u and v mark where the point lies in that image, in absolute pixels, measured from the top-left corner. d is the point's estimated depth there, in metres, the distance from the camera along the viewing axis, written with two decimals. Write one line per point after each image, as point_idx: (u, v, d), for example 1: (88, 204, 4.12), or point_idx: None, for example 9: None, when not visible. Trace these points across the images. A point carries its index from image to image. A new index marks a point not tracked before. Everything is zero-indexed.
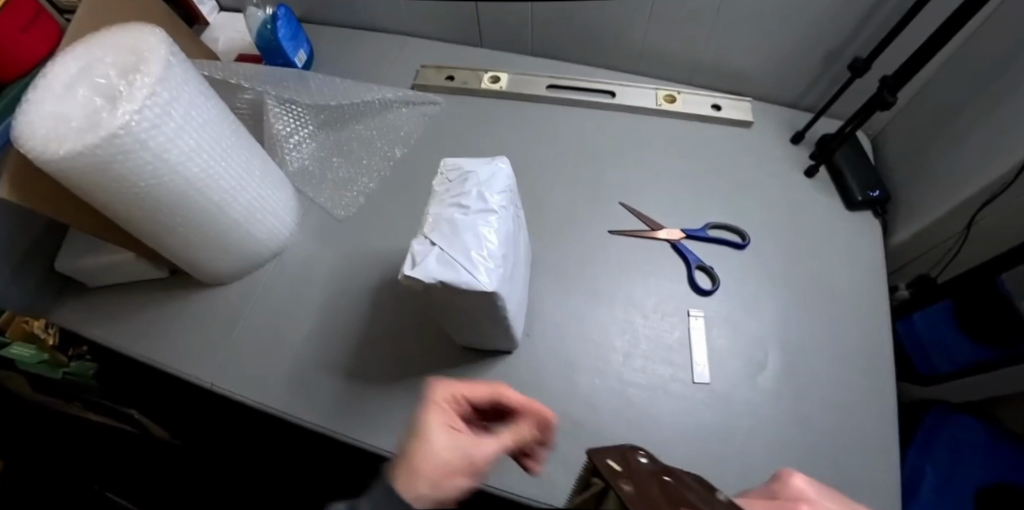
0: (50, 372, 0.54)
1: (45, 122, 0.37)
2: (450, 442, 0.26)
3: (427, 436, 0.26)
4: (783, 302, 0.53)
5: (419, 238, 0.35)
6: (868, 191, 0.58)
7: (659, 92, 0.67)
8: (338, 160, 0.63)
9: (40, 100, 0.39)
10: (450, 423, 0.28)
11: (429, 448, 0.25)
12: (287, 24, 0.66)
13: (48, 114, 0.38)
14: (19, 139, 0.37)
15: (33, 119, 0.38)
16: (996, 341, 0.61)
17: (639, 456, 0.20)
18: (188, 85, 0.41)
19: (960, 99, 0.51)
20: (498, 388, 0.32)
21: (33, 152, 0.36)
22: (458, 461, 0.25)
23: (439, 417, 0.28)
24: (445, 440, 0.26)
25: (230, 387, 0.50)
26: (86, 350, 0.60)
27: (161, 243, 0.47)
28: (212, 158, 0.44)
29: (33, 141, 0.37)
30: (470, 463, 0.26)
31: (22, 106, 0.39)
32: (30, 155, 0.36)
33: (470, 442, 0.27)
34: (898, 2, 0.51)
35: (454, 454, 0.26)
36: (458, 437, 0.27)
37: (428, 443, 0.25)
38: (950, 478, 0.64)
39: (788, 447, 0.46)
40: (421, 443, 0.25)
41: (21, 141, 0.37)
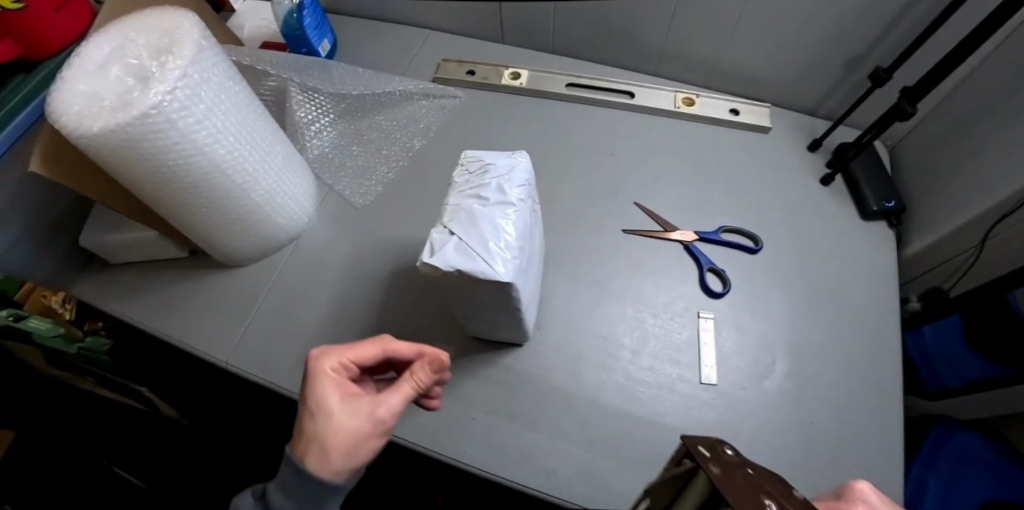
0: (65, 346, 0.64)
1: (80, 99, 0.39)
2: (347, 410, 0.33)
3: (324, 411, 0.32)
4: (793, 308, 0.54)
5: (438, 227, 0.36)
6: (883, 201, 0.58)
7: (677, 94, 0.67)
8: (357, 149, 0.64)
9: (76, 78, 0.40)
10: (347, 391, 0.34)
11: (331, 419, 0.32)
12: (313, 13, 0.67)
13: (83, 92, 0.39)
14: (53, 115, 0.38)
15: (68, 95, 0.39)
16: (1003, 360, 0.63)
17: (726, 449, 0.22)
18: (218, 69, 0.42)
19: (981, 112, 0.51)
20: (385, 347, 0.38)
21: (67, 128, 0.38)
22: (360, 424, 0.32)
23: (331, 388, 0.34)
24: (340, 409, 0.33)
25: (244, 366, 0.51)
26: (100, 325, 0.72)
27: (183, 222, 0.48)
28: (239, 141, 0.45)
29: (68, 117, 0.38)
30: (372, 421, 0.33)
31: (57, 83, 0.40)
32: (64, 131, 0.38)
33: (368, 403, 0.33)
34: (921, 14, 0.51)
35: (353, 419, 0.32)
36: (355, 402, 0.33)
37: (326, 416, 0.32)
38: (951, 494, 0.64)
39: (792, 450, 0.46)
40: (322, 419, 0.32)
41: (56, 117, 0.38)
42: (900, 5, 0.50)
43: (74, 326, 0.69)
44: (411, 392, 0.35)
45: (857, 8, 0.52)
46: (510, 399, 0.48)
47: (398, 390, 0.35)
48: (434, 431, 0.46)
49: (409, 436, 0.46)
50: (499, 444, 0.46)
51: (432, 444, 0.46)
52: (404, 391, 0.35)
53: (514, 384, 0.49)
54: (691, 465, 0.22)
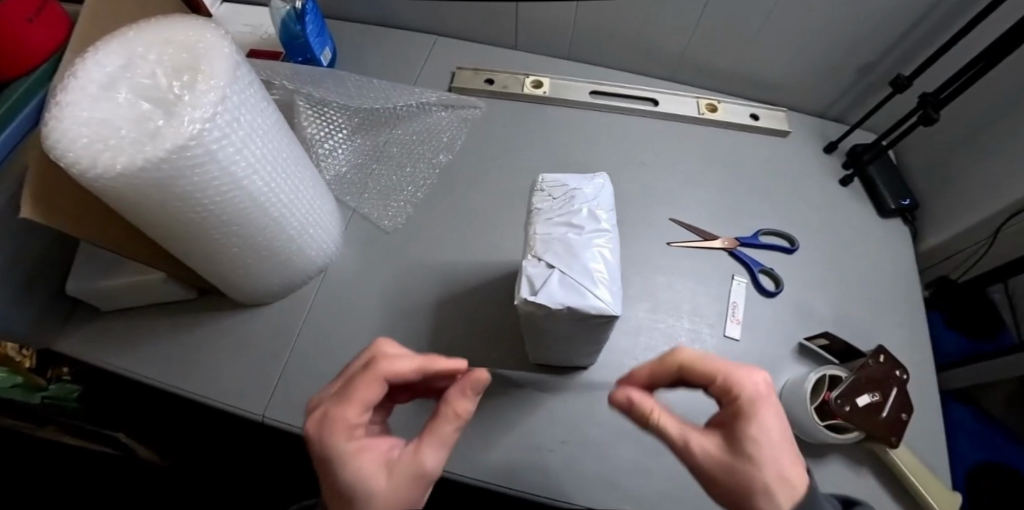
0: (27, 397, 0.52)
1: (86, 130, 0.30)
2: (375, 459, 0.30)
3: (342, 460, 0.29)
4: (836, 308, 0.55)
5: (531, 260, 0.34)
6: (899, 200, 0.61)
7: (700, 100, 0.67)
8: (377, 167, 0.60)
9: (75, 104, 0.31)
10: (355, 430, 0.30)
11: (357, 477, 0.29)
12: (315, 19, 0.61)
13: (87, 118, 0.31)
14: (51, 150, 0.30)
15: (69, 125, 0.30)
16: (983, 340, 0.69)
17: (887, 383, 0.46)
18: (252, 88, 0.36)
19: (990, 116, 0.55)
20: (376, 370, 0.31)
21: (70, 166, 0.29)
22: (405, 482, 0.29)
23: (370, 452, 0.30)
24: (388, 479, 0.29)
25: (286, 416, 0.46)
26: (66, 370, 0.56)
27: (204, 262, 0.42)
28: (273, 170, 0.39)
29: (68, 152, 0.30)
30: (422, 478, 0.30)
31: (47, 110, 0.31)
32: (66, 170, 0.30)
33: (405, 459, 0.30)
34: (935, 25, 0.54)
35: (392, 479, 0.29)
36: (370, 443, 0.30)
37: (370, 479, 0.29)
38: (955, 463, 0.64)
39: (856, 448, 0.48)
40: (342, 470, 0.29)
41: (54, 152, 0.30)
42: (919, 15, 0.53)
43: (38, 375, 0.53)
44: (449, 442, 0.31)
45: (880, 16, 0.54)
46: (584, 425, 0.46)
47: (437, 442, 0.30)
48: (508, 467, 0.44)
49: (482, 477, 0.43)
50: (580, 475, 0.44)
51: (512, 483, 0.43)
52: (445, 443, 0.30)
53: (585, 409, 0.47)
54: (878, 365, 0.47)
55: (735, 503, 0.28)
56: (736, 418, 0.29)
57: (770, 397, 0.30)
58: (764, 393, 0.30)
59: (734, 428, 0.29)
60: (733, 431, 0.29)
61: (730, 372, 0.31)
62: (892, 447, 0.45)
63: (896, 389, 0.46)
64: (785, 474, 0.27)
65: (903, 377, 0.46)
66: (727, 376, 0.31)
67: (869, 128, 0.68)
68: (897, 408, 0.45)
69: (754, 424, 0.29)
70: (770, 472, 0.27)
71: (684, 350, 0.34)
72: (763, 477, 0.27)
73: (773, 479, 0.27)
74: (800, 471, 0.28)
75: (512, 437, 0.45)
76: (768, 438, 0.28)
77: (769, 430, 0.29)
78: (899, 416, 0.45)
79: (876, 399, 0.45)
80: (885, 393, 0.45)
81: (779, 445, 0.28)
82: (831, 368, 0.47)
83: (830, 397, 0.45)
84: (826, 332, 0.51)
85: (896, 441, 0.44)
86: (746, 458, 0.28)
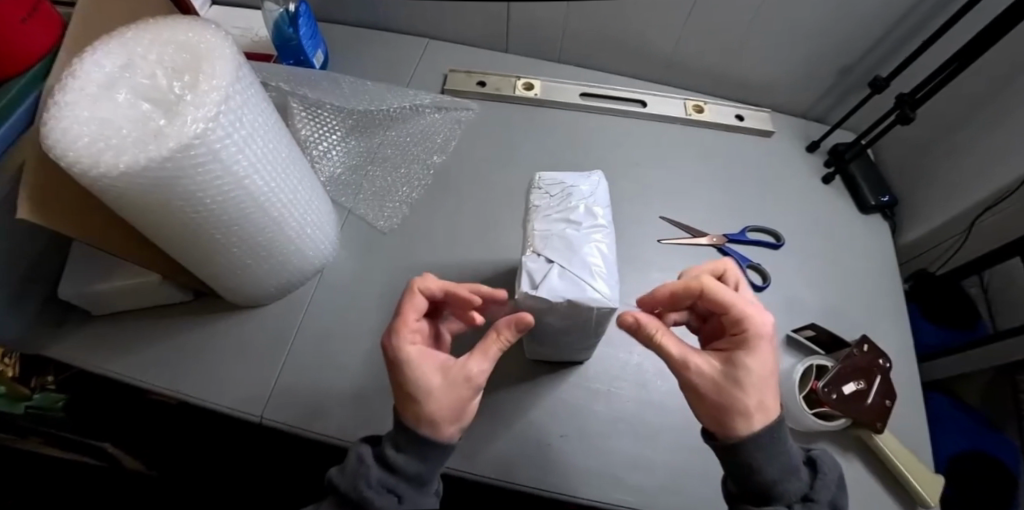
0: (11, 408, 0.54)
1: (86, 129, 0.30)
2: (432, 363, 0.31)
3: (402, 359, 0.31)
4: (822, 301, 0.57)
5: (531, 255, 0.35)
6: (879, 197, 0.63)
7: (687, 102, 0.69)
8: (372, 169, 0.61)
9: (73, 103, 0.31)
10: (410, 334, 0.32)
11: (418, 376, 0.30)
12: (308, 22, 0.61)
13: (86, 118, 0.31)
14: (49, 150, 0.29)
15: (67, 125, 0.30)
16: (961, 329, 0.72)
17: (871, 371, 0.48)
18: (252, 89, 0.36)
19: (964, 113, 0.58)
20: (411, 287, 0.35)
21: (69, 165, 0.29)
22: (457, 384, 0.30)
23: (427, 363, 0.31)
24: (443, 380, 0.30)
25: (285, 417, 0.45)
26: (51, 379, 0.57)
27: (203, 263, 0.42)
28: (273, 170, 0.39)
29: (67, 151, 0.29)
30: (471, 384, 0.30)
31: (45, 110, 0.31)
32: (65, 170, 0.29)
33: (455, 365, 0.31)
34: (911, 28, 0.56)
35: (447, 381, 0.30)
36: (426, 348, 0.32)
37: (428, 378, 0.30)
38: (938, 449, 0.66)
39: (844, 436, 0.49)
40: (404, 368, 0.30)
41: (53, 152, 0.29)
42: (895, 19, 0.56)
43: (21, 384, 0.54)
44: (497, 353, 0.32)
45: (857, 20, 0.57)
46: (582, 419, 0.47)
47: (483, 353, 0.31)
48: (509, 462, 0.44)
49: (482, 472, 0.44)
50: (579, 468, 0.44)
51: (511, 477, 0.44)
52: (491, 355, 0.31)
53: (583, 403, 0.48)
54: (864, 355, 0.49)
55: (715, 414, 0.31)
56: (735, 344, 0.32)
57: (770, 338, 0.33)
58: (767, 333, 0.32)
59: (733, 352, 0.32)
60: (731, 356, 0.31)
61: (745, 306, 0.33)
62: (878, 433, 0.47)
63: (880, 377, 0.48)
64: (764, 404, 0.31)
65: (886, 365, 0.48)
66: (742, 308, 0.33)
67: (848, 127, 0.70)
68: (881, 395, 0.47)
69: (752, 354, 0.31)
70: (753, 398, 0.30)
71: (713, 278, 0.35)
72: (747, 401, 0.30)
73: (753, 405, 0.30)
74: (776, 405, 0.31)
75: (512, 433, 0.46)
76: (761, 369, 0.31)
77: (763, 363, 0.31)
78: (882, 402, 0.47)
79: (860, 387, 0.47)
80: (869, 380, 0.47)
81: (767, 379, 0.31)
82: (818, 358, 0.49)
83: (818, 385, 0.47)
84: (812, 323, 0.53)
85: (882, 427, 0.46)
86: (737, 380, 0.30)
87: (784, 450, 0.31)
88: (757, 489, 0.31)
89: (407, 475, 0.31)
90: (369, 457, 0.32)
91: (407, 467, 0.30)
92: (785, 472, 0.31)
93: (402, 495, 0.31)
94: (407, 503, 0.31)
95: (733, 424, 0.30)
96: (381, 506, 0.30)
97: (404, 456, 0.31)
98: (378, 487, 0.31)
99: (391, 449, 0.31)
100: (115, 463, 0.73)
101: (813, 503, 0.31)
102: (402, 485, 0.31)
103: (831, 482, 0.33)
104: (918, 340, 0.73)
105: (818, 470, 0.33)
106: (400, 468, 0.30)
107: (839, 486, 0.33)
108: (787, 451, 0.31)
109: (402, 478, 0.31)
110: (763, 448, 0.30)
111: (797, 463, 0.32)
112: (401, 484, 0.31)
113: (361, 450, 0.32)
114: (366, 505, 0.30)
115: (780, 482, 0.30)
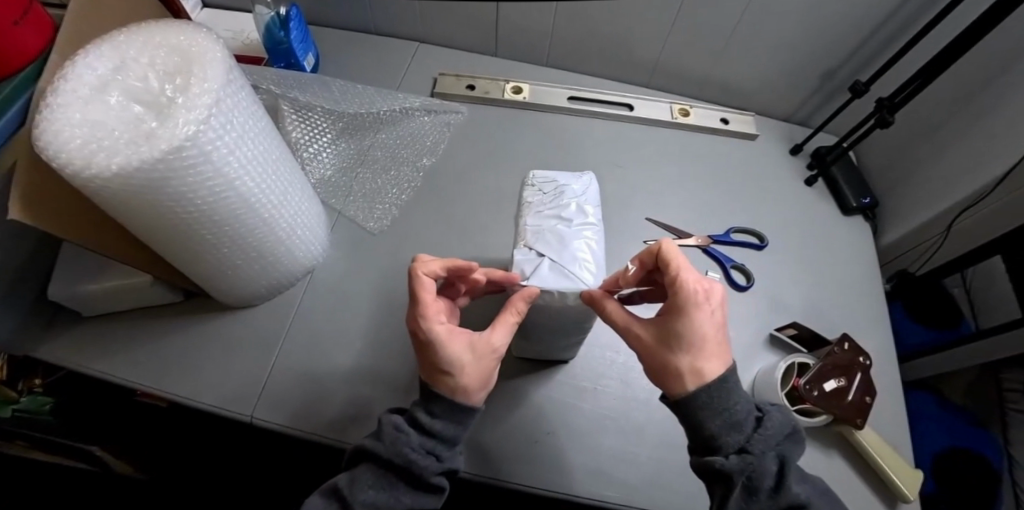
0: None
1: (80, 131, 0.31)
2: (462, 340, 0.31)
3: (435, 340, 0.31)
4: (805, 300, 0.58)
5: (523, 249, 0.36)
6: (860, 199, 0.65)
7: (673, 105, 0.70)
8: (362, 171, 0.61)
9: (66, 105, 0.32)
10: (436, 314, 0.32)
11: (451, 355, 0.31)
12: (299, 26, 0.62)
13: (79, 120, 0.31)
14: (42, 153, 0.30)
15: (61, 126, 0.31)
16: (942, 328, 0.73)
17: (854, 365, 0.49)
18: (242, 91, 0.37)
19: (942, 116, 0.59)
20: (416, 270, 0.33)
21: (61, 166, 0.30)
22: (486, 356, 0.32)
23: (457, 342, 0.31)
24: (472, 356, 0.31)
25: (276, 417, 0.46)
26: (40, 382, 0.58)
27: (195, 263, 0.42)
28: (263, 171, 0.40)
29: (61, 152, 0.30)
30: (496, 354, 0.32)
31: (38, 113, 0.31)
32: (58, 172, 0.30)
33: (481, 339, 0.32)
34: (889, 34, 0.58)
35: (476, 356, 0.31)
36: (452, 326, 0.32)
37: (459, 356, 0.31)
38: (922, 449, 0.68)
39: (826, 431, 0.50)
40: (436, 348, 0.31)
41: (47, 154, 0.30)
42: (873, 25, 0.57)
43: (10, 387, 0.55)
44: (515, 323, 0.33)
45: (838, 26, 0.58)
46: (569, 416, 0.48)
47: (503, 323, 0.33)
48: (497, 459, 0.45)
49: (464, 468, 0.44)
50: (565, 466, 0.45)
51: (498, 475, 0.44)
52: (512, 326, 0.33)
53: (570, 401, 0.48)
54: (846, 351, 0.50)
55: (655, 373, 0.32)
56: (669, 312, 0.31)
57: (709, 301, 0.31)
58: (705, 298, 0.31)
59: (666, 319, 0.31)
60: (666, 323, 0.31)
61: (682, 271, 0.31)
62: (858, 429, 0.48)
63: (861, 375, 0.48)
64: (699, 368, 0.31)
65: (866, 363, 0.49)
66: (677, 274, 0.31)
67: (830, 131, 0.72)
68: (862, 388, 0.48)
69: (684, 321, 0.30)
70: (683, 362, 0.31)
71: (663, 242, 0.33)
72: (680, 363, 0.31)
73: (683, 368, 0.31)
74: (717, 368, 0.31)
75: (500, 430, 0.46)
76: (693, 334, 0.30)
77: (697, 329, 0.30)
78: (862, 394, 0.48)
79: (841, 383, 0.48)
80: (850, 376, 0.48)
81: (703, 343, 0.30)
82: (800, 356, 0.50)
83: (800, 383, 0.48)
84: (795, 322, 0.54)
85: (863, 423, 0.47)
86: (668, 347, 0.31)
87: (729, 405, 0.31)
88: (701, 442, 0.32)
89: (443, 438, 0.33)
90: (405, 425, 0.33)
91: (444, 431, 0.32)
92: (727, 425, 0.31)
93: (440, 455, 0.33)
94: (445, 460, 0.34)
95: (671, 387, 0.31)
96: (424, 466, 0.32)
97: (441, 423, 0.32)
98: (419, 449, 0.33)
99: (425, 415, 0.33)
100: (106, 466, 0.73)
101: (747, 455, 0.31)
102: (439, 446, 0.33)
103: (773, 435, 0.33)
104: (900, 341, 0.74)
105: (762, 426, 0.33)
106: (438, 433, 0.32)
107: (782, 442, 0.33)
108: (732, 405, 0.31)
109: (440, 441, 0.33)
110: (705, 406, 0.30)
111: (740, 416, 0.32)
112: (437, 445, 0.33)
113: (396, 419, 0.34)
114: (410, 466, 0.32)
115: (721, 435, 0.31)
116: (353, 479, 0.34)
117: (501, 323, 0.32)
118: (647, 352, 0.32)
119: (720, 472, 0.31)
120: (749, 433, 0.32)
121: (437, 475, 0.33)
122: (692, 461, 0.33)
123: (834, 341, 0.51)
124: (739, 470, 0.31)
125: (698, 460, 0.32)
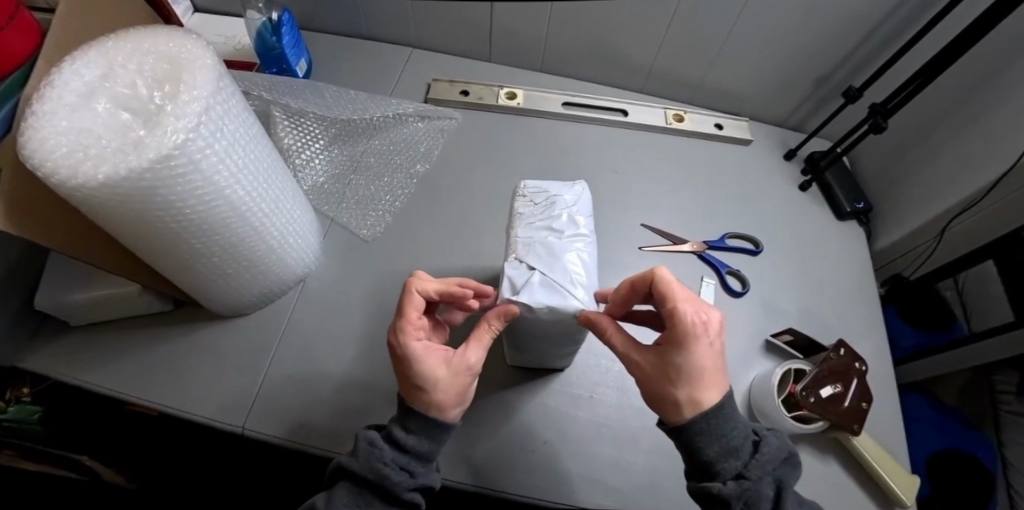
0: None
1: (66, 138, 0.30)
2: (437, 357, 0.32)
3: (411, 355, 0.31)
4: (800, 305, 0.58)
5: (513, 262, 0.36)
6: (855, 203, 0.65)
7: (668, 111, 0.70)
8: (355, 178, 0.61)
9: (52, 113, 0.31)
10: (416, 331, 0.32)
11: (427, 371, 0.31)
12: (291, 31, 0.62)
13: (65, 128, 0.31)
14: (26, 160, 0.29)
15: (46, 134, 0.30)
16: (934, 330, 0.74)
17: (851, 371, 0.48)
18: (233, 97, 0.36)
19: (937, 120, 0.60)
20: (410, 285, 0.33)
21: (46, 175, 0.29)
22: (461, 373, 0.32)
23: (434, 360, 0.32)
24: (448, 372, 0.32)
25: (265, 427, 0.45)
26: None
27: (184, 272, 0.41)
28: (254, 178, 0.39)
29: (46, 160, 0.29)
30: (471, 371, 0.33)
31: (22, 120, 0.31)
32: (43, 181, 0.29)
33: (456, 356, 0.32)
34: (882, 39, 0.58)
35: (451, 371, 0.32)
36: (430, 343, 0.33)
37: (436, 372, 0.31)
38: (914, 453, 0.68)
39: (822, 437, 0.50)
40: (412, 365, 0.31)
41: (30, 161, 0.29)
42: (868, 29, 0.57)
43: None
44: (491, 340, 0.34)
45: (830, 31, 0.59)
46: (564, 425, 0.47)
47: (479, 342, 0.33)
48: (490, 468, 0.44)
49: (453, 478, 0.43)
50: (559, 475, 0.45)
51: (490, 485, 0.44)
52: (487, 344, 0.33)
53: (564, 409, 0.48)
54: (842, 357, 0.49)
55: (655, 402, 0.33)
56: (669, 343, 0.31)
57: (706, 334, 0.31)
58: (703, 330, 0.31)
59: (666, 350, 0.32)
60: (665, 355, 0.31)
61: (679, 302, 0.31)
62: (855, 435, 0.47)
63: (858, 380, 0.48)
64: (697, 398, 0.31)
65: (863, 368, 0.49)
66: (675, 307, 0.31)
67: (825, 135, 0.72)
68: (858, 395, 0.48)
69: (684, 353, 0.31)
70: (683, 393, 0.31)
71: (658, 270, 0.33)
72: (678, 395, 0.31)
73: (683, 399, 0.31)
74: (713, 397, 0.31)
75: (494, 440, 0.46)
76: (690, 366, 0.31)
77: (696, 361, 0.31)
78: (857, 401, 0.48)
79: (838, 389, 0.48)
80: (845, 382, 0.48)
81: (699, 375, 0.31)
82: (795, 362, 0.50)
83: (796, 389, 0.47)
84: (790, 328, 0.54)
85: (859, 429, 0.47)
86: (668, 377, 0.31)
87: (725, 431, 0.32)
88: (698, 466, 0.32)
89: (418, 453, 0.33)
90: (380, 440, 0.33)
91: (418, 446, 0.33)
92: (724, 450, 0.31)
93: (413, 471, 0.33)
94: (418, 476, 0.33)
95: (669, 416, 0.32)
96: (396, 482, 0.32)
97: (415, 438, 0.33)
98: (393, 464, 0.33)
99: (401, 430, 0.33)
100: (94, 477, 0.72)
101: (745, 481, 0.31)
102: (414, 462, 0.33)
103: (770, 460, 0.33)
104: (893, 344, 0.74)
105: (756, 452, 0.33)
106: (412, 447, 0.33)
107: (776, 468, 0.33)
108: (729, 430, 0.32)
109: (414, 456, 0.33)
110: (702, 434, 0.31)
111: (738, 439, 0.32)
112: (412, 461, 0.33)
113: (371, 434, 0.34)
114: (383, 482, 0.32)
115: (719, 460, 0.31)
116: (344, 489, 0.33)
117: (477, 339, 0.33)
118: (646, 381, 0.33)
119: (718, 498, 0.31)
120: (745, 458, 0.32)
121: (410, 491, 0.33)
122: (690, 486, 0.33)
123: (830, 348, 0.51)
124: (738, 496, 0.30)
125: (696, 486, 0.32)
